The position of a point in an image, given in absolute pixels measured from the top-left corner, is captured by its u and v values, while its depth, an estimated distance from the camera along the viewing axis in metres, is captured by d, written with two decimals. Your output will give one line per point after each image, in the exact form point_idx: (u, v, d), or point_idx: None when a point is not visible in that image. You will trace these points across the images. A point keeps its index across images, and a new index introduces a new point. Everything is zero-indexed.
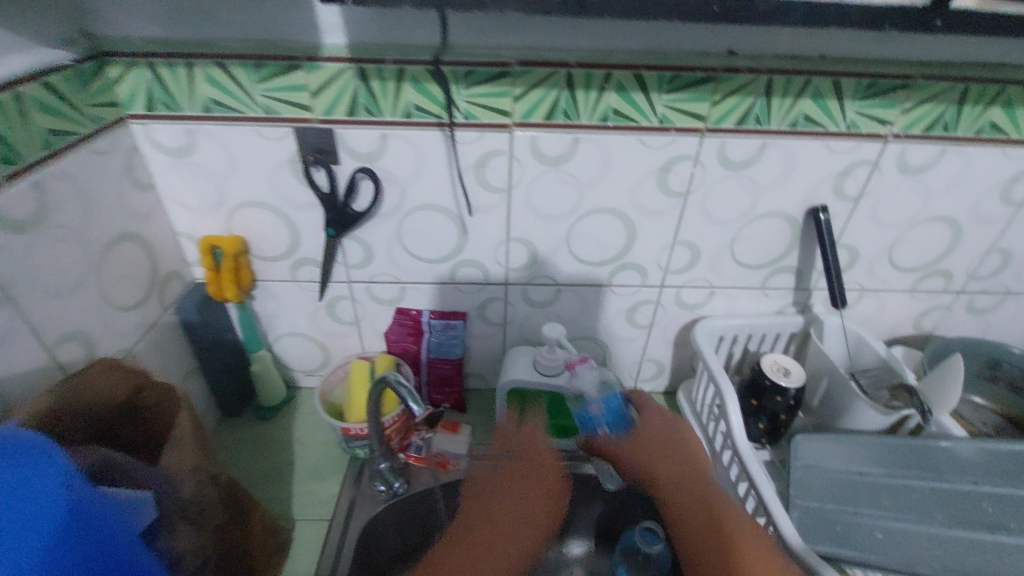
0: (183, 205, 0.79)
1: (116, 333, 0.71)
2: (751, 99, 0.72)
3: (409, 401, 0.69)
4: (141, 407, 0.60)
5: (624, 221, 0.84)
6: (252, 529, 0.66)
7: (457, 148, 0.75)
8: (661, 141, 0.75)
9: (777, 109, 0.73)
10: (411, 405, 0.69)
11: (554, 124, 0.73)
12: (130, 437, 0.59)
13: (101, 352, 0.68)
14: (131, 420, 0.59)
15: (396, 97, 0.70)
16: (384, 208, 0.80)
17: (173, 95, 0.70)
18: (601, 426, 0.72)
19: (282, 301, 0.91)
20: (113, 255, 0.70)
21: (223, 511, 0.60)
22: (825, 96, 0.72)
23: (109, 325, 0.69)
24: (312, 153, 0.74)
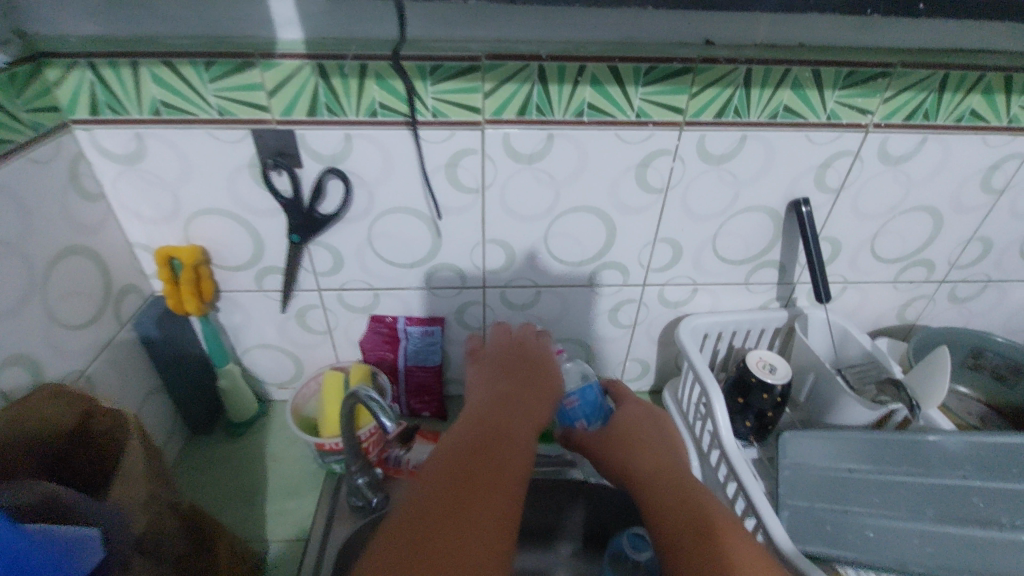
0: (137, 216, 0.76)
1: (65, 353, 0.67)
2: (730, 90, 0.71)
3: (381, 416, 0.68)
4: (91, 434, 0.56)
5: (603, 219, 0.82)
6: (218, 557, 0.67)
7: (425, 147, 0.72)
8: (638, 136, 0.74)
9: (755, 100, 0.72)
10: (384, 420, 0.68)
11: (527, 119, 0.71)
12: (81, 468, 0.56)
13: (48, 374, 0.64)
14: (82, 449, 0.56)
15: (359, 94, 0.67)
16: (352, 212, 0.78)
17: (117, 97, 0.66)
18: (581, 419, 0.82)
19: (248, 310, 0.88)
20: (60, 270, 0.66)
21: (182, 542, 0.61)
22: (804, 86, 0.71)
23: (56, 345, 0.66)
24: (272, 156, 0.71)
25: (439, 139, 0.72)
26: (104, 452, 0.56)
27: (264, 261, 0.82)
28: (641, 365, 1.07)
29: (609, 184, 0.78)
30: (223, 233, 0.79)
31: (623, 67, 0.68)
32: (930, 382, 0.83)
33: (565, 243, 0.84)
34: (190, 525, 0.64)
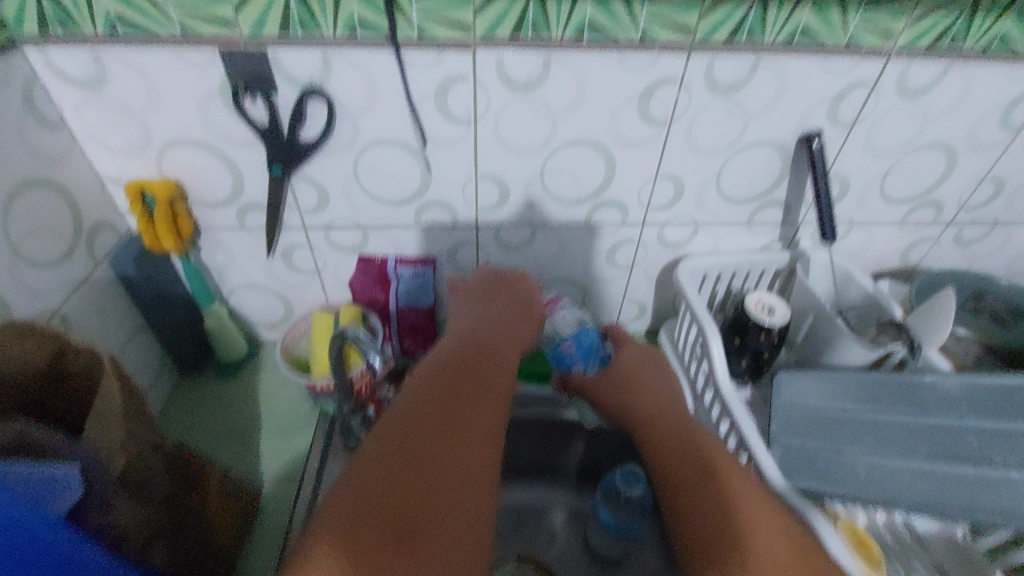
0: (106, 145, 0.73)
1: (31, 293, 0.66)
2: (744, 8, 0.65)
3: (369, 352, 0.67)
4: (68, 376, 0.57)
5: (602, 153, 0.79)
6: (206, 495, 0.72)
7: (410, 73, 0.68)
8: (643, 61, 0.69)
9: (769, 20, 0.66)
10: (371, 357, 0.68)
11: (522, 41, 0.66)
12: (60, 409, 0.57)
13: (16, 312, 0.64)
14: (60, 391, 0.57)
15: (335, 9, 0.62)
16: (336, 144, 0.75)
17: (67, 12, 0.61)
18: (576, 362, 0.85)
19: (233, 248, 0.86)
20: (20, 204, 0.64)
21: (168, 484, 0.64)
22: (824, 4, 0.66)
23: (21, 284, 0.64)
24: (244, 79, 0.66)
25: (428, 63, 0.67)
26: (81, 387, 0.58)
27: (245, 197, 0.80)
28: (638, 307, 1.07)
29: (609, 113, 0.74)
30: (201, 167, 0.76)
31: None
32: (930, 324, 0.82)
33: (560, 180, 0.81)
34: (176, 464, 0.68)
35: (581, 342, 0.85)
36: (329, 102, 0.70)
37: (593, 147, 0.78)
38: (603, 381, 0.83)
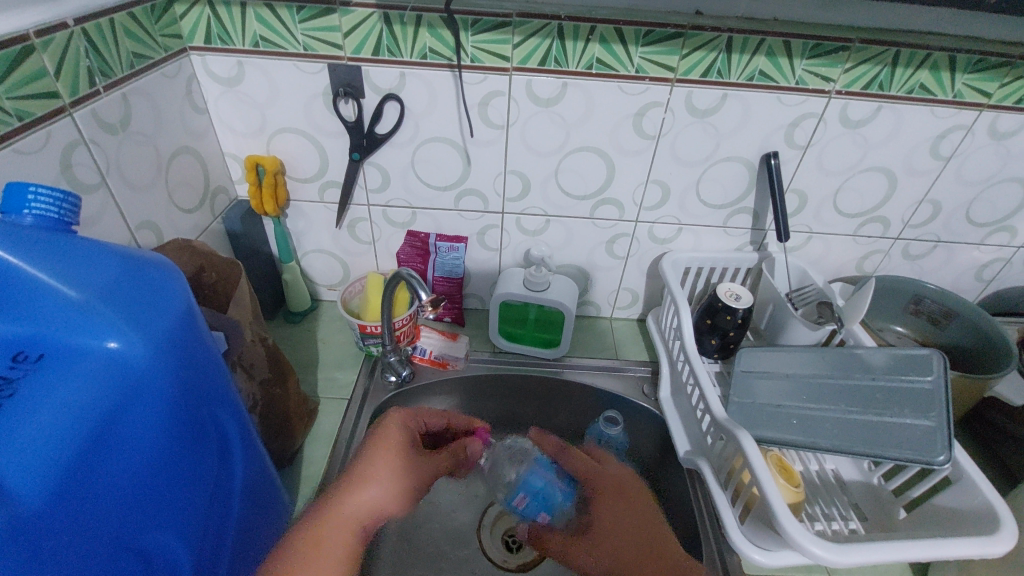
0: (232, 131, 0.70)
1: None
2: (926, 75, 0.64)
3: (532, 348, 0.83)
4: (204, 286, 0.55)
5: (789, 169, 0.73)
6: None
7: (597, 85, 0.65)
8: (864, 112, 0.67)
9: (948, 81, 0.64)
10: (537, 351, 0.82)
11: (709, 84, 0.65)
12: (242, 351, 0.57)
13: None
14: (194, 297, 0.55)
15: (580, 52, 0.62)
16: (492, 124, 0.68)
17: (226, 29, 0.61)
18: None
19: (350, 259, 0.84)
20: (216, 204, 0.71)
21: None
22: (996, 74, 0.63)
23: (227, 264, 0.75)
24: (418, 85, 0.65)
25: (551, 91, 0.65)
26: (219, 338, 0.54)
27: (388, 193, 0.76)
28: None
29: (762, 145, 0.70)
30: (336, 178, 0.74)
31: (796, 41, 0.61)
32: None
33: (705, 204, 0.76)
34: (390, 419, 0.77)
35: (934, 512, 0.57)
36: (510, 101, 0.66)
37: (752, 178, 0.73)
38: (870, 534, 0.57)
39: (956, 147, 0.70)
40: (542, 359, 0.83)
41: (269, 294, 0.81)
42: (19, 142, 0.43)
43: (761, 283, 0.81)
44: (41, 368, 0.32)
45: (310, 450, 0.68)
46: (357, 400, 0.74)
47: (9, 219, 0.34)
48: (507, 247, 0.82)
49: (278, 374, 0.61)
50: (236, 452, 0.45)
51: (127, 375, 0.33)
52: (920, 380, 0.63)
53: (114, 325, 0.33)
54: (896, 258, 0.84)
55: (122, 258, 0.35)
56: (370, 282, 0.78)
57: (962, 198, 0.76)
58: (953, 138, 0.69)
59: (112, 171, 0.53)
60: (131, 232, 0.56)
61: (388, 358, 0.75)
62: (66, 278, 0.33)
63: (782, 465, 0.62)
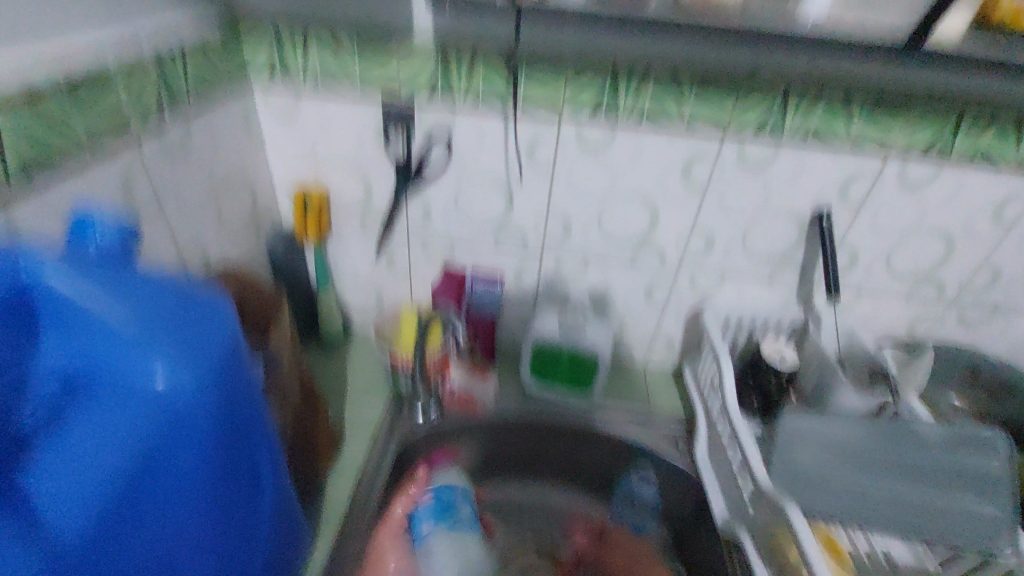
0: (283, 161, 0.71)
1: None
2: (988, 139, 0.62)
3: (563, 394, 0.81)
4: (246, 316, 0.57)
5: (840, 227, 0.70)
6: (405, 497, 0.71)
7: (647, 133, 0.64)
8: (923, 173, 0.65)
9: (1014, 146, 0.62)
10: (568, 397, 0.80)
11: (761, 137, 0.64)
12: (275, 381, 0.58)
13: None
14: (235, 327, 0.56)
15: (632, 101, 0.62)
16: (538, 166, 0.68)
17: (290, 65, 0.64)
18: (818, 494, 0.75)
19: (386, 291, 0.84)
20: (262, 231, 0.72)
21: (395, 486, 0.71)
22: None
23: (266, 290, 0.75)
24: (468, 126, 0.66)
25: (600, 136, 0.65)
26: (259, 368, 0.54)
27: (429, 228, 0.76)
28: None
29: (814, 200, 0.68)
30: (379, 211, 0.74)
31: (854, 97, 0.61)
32: None
33: (751, 256, 0.74)
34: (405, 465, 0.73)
35: None
36: (558, 144, 0.66)
37: (802, 232, 0.71)
38: None
39: (1021, 212, 0.67)
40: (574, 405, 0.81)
41: (304, 321, 0.81)
42: (89, 168, 0.45)
43: (806, 341, 0.78)
44: (91, 401, 0.33)
45: (333, 483, 0.66)
46: (385, 436, 0.73)
47: (76, 249, 0.35)
48: (544, 288, 0.81)
49: (308, 405, 0.61)
50: (268, 490, 0.43)
51: (168, 414, 0.33)
52: (976, 465, 0.60)
53: (162, 362, 0.32)
54: (953, 324, 0.79)
55: (176, 292, 0.35)
56: (404, 316, 0.77)
57: None
58: (1018, 204, 0.67)
59: (170, 197, 0.54)
60: (181, 256, 0.56)
61: (416, 397, 0.74)
62: (122, 309, 0.32)
63: (831, 543, 0.58)
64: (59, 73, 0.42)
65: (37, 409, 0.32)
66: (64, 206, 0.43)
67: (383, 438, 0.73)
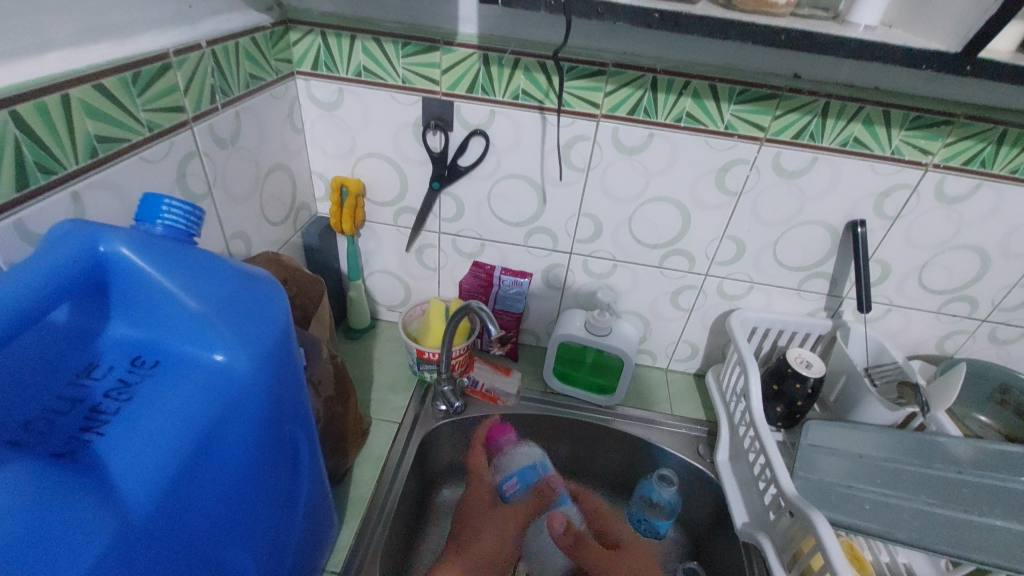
0: (322, 151, 0.73)
1: None
2: None
3: (584, 394, 0.81)
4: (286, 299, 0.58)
5: (874, 239, 0.70)
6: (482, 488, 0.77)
7: (684, 137, 0.65)
8: (962, 187, 0.64)
9: None
10: (589, 397, 0.80)
11: (800, 145, 0.63)
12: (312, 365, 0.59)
13: None
14: None
15: (671, 104, 0.62)
16: (573, 166, 0.69)
17: (334, 58, 0.65)
18: None
19: (414, 283, 0.85)
20: (299, 220, 0.74)
21: (417, 480, 0.72)
22: None
23: None
24: (506, 124, 0.67)
25: (637, 139, 0.65)
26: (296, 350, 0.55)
27: (460, 223, 0.77)
28: None
29: (849, 211, 0.68)
30: (412, 204, 0.76)
31: (897, 111, 0.60)
32: None
33: (781, 265, 0.74)
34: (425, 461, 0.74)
35: None
36: (594, 145, 0.67)
37: (834, 243, 0.71)
38: None
39: None
40: (594, 405, 0.81)
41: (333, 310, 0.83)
42: (147, 151, 0.46)
43: (833, 352, 0.78)
44: (154, 374, 0.34)
45: (360, 470, 0.67)
46: (408, 427, 0.74)
47: (142, 227, 0.36)
48: (570, 286, 0.81)
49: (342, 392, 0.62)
50: (304, 471, 0.44)
51: (228, 390, 0.34)
52: (993, 482, 0.60)
53: (224, 338, 0.34)
54: (982, 341, 0.78)
55: (236, 272, 0.36)
56: (431, 309, 0.78)
57: None
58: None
59: (217, 183, 0.55)
60: (225, 240, 0.58)
61: (441, 386, 0.75)
62: (187, 287, 0.34)
63: (855, 553, 0.59)
64: (129, 65, 0.43)
65: (105, 382, 0.33)
66: (121, 185, 0.44)
67: (407, 427, 0.73)
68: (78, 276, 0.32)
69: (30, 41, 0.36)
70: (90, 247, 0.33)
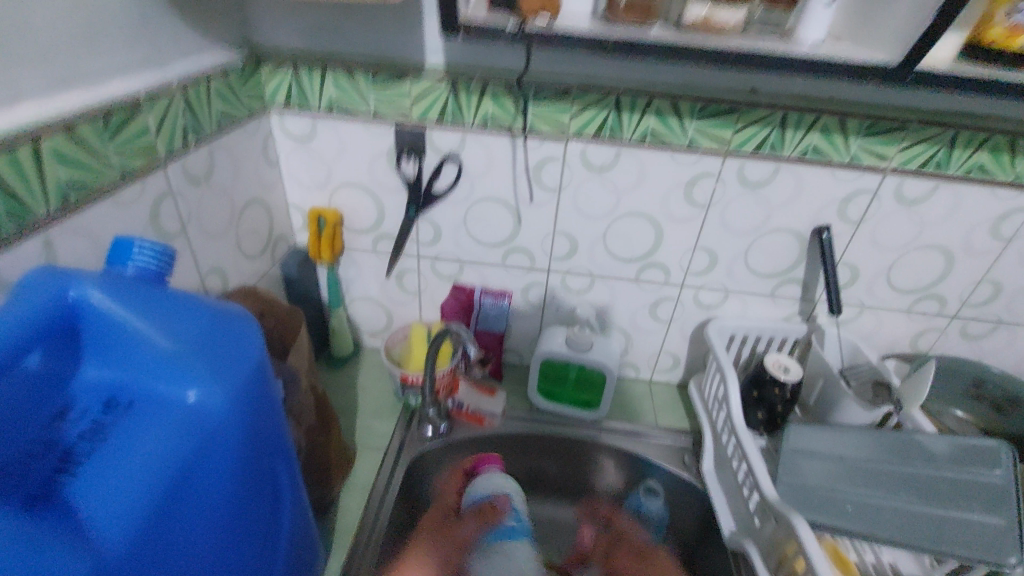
0: (297, 183, 0.74)
1: None
2: (981, 156, 0.64)
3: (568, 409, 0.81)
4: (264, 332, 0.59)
5: (841, 243, 0.72)
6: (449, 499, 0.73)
7: (650, 154, 0.66)
8: (920, 190, 0.67)
9: (1009, 163, 0.64)
10: (573, 413, 0.81)
11: (762, 155, 0.66)
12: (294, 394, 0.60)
13: None
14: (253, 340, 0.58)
15: (635, 123, 0.64)
16: (544, 186, 0.71)
17: (305, 92, 0.66)
18: None
19: (396, 308, 0.85)
20: (277, 251, 0.75)
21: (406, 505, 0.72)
22: None
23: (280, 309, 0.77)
24: (476, 149, 0.68)
25: (605, 158, 0.67)
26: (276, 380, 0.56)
27: (438, 247, 0.78)
28: None
29: (814, 218, 0.70)
30: (390, 231, 0.77)
31: (852, 120, 0.63)
32: None
33: (754, 273, 0.76)
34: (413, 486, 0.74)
35: None
36: (564, 165, 0.69)
37: (802, 249, 0.73)
38: None
39: (1018, 228, 0.69)
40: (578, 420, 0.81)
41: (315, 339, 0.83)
42: (119, 194, 0.47)
43: (809, 356, 0.79)
44: (128, 416, 0.34)
45: (346, 499, 0.67)
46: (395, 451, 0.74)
47: (114, 270, 0.37)
48: (550, 303, 0.82)
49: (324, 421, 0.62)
50: (285, 505, 0.44)
51: (202, 428, 0.34)
52: (969, 478, 0.61)
53: (198, 376, 0.34)
54: (954, 337, 0.80)
55: (209, 309, 0.37)
56: (413, 334, 0.79)
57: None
58: (1015, 220, 0.68)
59: (192, 221, 0.56)
60: (201, 276, 0.58)
61: (427, 411, 0.75)
62: (159, 327, 0.34)
63: (839, 555, 0.59)
64: (99, 111, 0.44)
65: (77, 426, 0.33)
66: (94, 230, 0.45)
67: (394, 452, 0.74)
68: (48, 324, 0.33)
69: (1, 93, 0.37)
70: (59, 293, 0.33)
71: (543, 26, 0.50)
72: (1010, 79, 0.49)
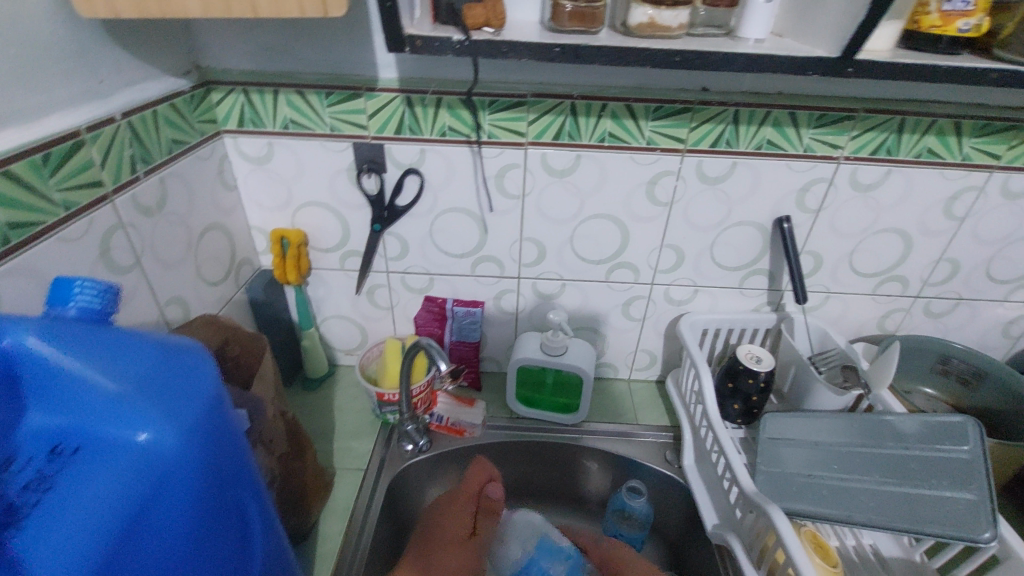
0: (258, 205, 0.73)
1: None
2: (928, 139, 0.65)
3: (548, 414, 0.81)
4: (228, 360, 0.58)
5: (802, 232, 0.73)
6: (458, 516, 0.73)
7: (609, 155, 0.67)
8: (873, 176, 0.68)
9: (956, 145, 0.66)
10: (554, 418, 0.81)
11: (719, 151, 0.66)
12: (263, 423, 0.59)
13: None
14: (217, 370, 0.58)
15: (592, 126, 0.65)
16: (507, 193, 0.71)
17: (259, 113, 0.65)
18: None
19: (369, 324, 0.84)
20: (241, 275, 0.73)
21: (388, 524, 0.71)
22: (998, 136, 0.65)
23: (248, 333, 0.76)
24: (437, 160, 0.68)
25: (565, 163, 0.68)
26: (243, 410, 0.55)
27: (407, 261, 0.77)
28: None
29: (774, 209, 0.71)
30: (356, 247, 0.76)
31: (803, 112, 0.64)
32: None
33: (721, 266, 0.77)
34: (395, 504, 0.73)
35: None
36: (525, 172, 0.69)
37: (766, 240, 0.74)
38: None
39: (970, 206, 0.71)
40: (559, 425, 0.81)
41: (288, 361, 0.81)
42: (64, 231, 0.46)
43: (781, 344, 0.81)
44: (76, 462, 0.33)
45: (326, 523, 0.66)
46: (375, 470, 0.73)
47: (56, 312, 0.36)
48: (523, 309, 0.82)
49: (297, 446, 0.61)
50: (257, 541, 0.43)
51: (153, 469, 0.33)
52: (937, 454, 0.62)
53: (147, 416, 0.33)
54: (919, 316, 0.82)
55: (158, 345, 0.36)
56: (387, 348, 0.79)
57: (981, 256, 0.75)
58: (966, 199, 0.70)
59: (146, 252, 0.55)
60: (159, 307, 0.57)
61: (404, 426, 0.75)
62: (104, 369, 0.33)
63: (818, 542, 0.60)
64: (36, 148, 0.43)
65: (20, 477, 0.32)
66: (39, 270, 0.44)
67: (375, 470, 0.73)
68: None
69: None
70: None
71: (489, 37, 0.50)
72: (946, 65, 0.50)
